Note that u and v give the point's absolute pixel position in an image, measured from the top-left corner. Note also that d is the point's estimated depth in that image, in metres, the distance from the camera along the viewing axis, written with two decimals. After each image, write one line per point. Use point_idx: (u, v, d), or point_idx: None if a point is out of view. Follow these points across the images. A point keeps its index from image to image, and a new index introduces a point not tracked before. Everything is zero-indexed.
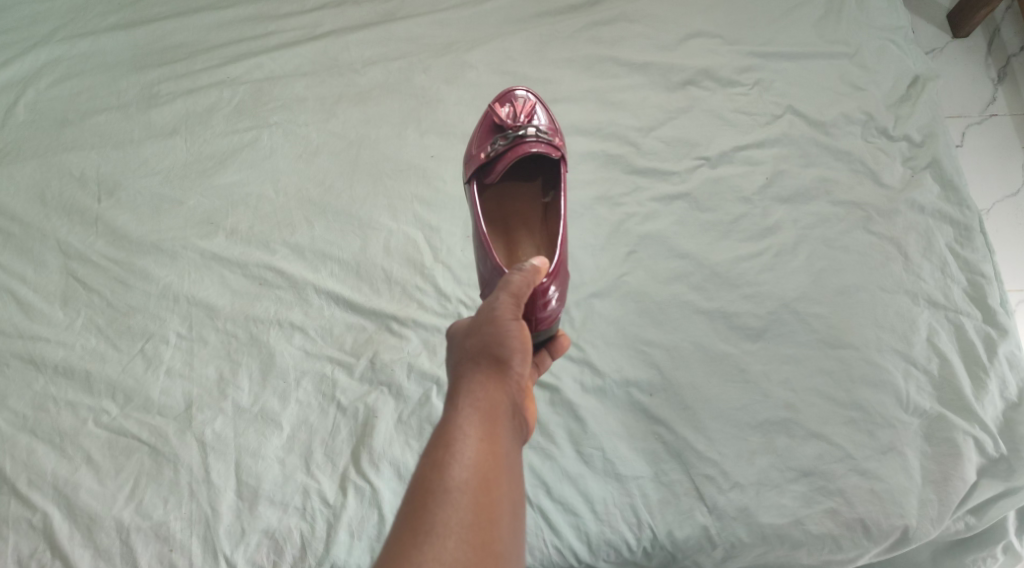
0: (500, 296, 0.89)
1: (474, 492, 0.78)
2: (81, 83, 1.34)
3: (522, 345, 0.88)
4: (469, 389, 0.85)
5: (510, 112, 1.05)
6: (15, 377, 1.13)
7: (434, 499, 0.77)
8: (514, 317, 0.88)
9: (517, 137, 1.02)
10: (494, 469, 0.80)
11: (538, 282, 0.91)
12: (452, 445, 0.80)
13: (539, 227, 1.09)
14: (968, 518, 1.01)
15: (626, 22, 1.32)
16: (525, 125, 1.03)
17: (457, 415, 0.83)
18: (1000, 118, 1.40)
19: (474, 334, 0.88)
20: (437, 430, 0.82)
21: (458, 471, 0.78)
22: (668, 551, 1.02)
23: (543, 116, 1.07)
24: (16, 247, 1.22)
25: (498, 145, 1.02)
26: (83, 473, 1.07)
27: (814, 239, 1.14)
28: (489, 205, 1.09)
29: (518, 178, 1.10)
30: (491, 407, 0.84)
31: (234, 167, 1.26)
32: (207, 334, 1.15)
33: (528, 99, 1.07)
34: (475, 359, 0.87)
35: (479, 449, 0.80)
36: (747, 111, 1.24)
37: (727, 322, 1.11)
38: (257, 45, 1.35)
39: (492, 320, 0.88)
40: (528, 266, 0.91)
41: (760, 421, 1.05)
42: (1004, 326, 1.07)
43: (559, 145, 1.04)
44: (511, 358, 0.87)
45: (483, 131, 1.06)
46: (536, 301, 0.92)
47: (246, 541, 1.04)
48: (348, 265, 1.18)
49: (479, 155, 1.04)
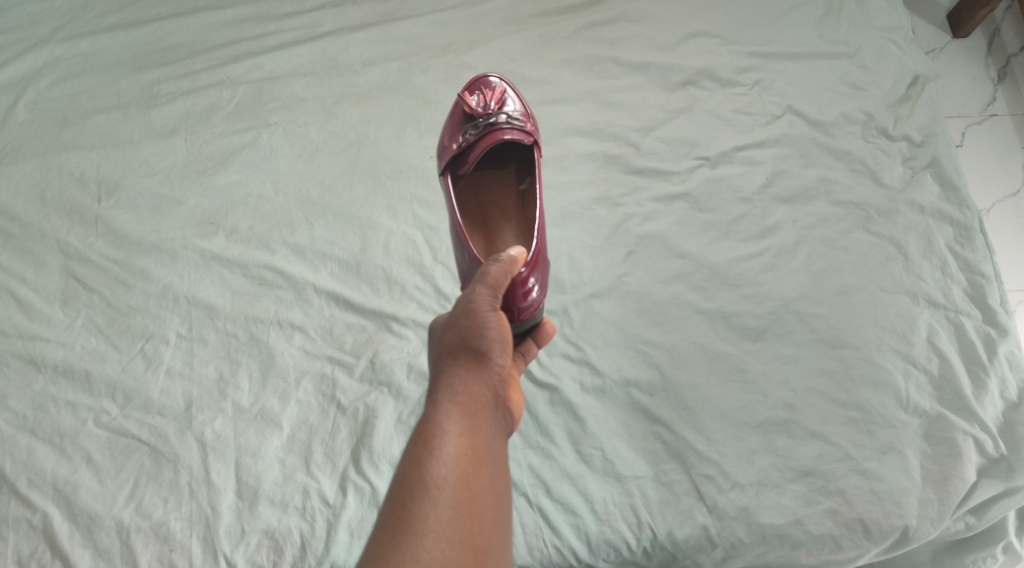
0: (478, 288, 0.89)
1: (454, 488, 0.78)
2: (82, 82, 1.34)
3: (501, 337, 0.88)
4: (449, 383, 0.85)
5: (479, 100, 1.06)
6: (15, 377, 1.13)
7: (413, 498, 0.77)
8: (492, 308, 0.88)
9: (488, 124, 1.02)
10: (474, 463, 0.80)
11: (517, 271, 0.91)
12: (431, 441, 0.80)
13: (517, 215, 1.08)
14: (968, 518, 1.02)
15: (626, 22, 1.32)
16: (496, 113, 1.03)
17: (436, 410, 0.83)
18: (1001, 118, 1.40)
19: (452, 327, 0.88)
20: (417, 428, 0.82)
21: (437, 468, 0.78)
22: (668, 551, 1.02)
23: (515, 101, 1.07)
24: (16, 247, 1.22)
25: (470, 134, 1.02)
26: (84, 473, 1.07)
27: (814, 239, 1.14)
28: (465, 196, 1.10)
29: (492, 168, 1.10)
30: (471, 401, 0.84)
31: (234, 167, 1.26)
32: (207, 334, 1.15)
33: (499, 85, 1.07)
34: (455, 353, 0.87)
35: (459, 444, 0.80)
36: (746, 111, 1.24)
37: (726, 322, 1.11)
38: (257, 45, 1.35)
39: (469, 312, 0.88)
40: (505, 256, 0.90)
41: (760, 421, 1.05)
42: (1005, 325, 1.07)
43: (533, 131, 1.04)
44: (490, 351, 0.87)
45: (454, 122, 1.06)
46: (516, 291, 0.92)
47: (246, 541, 1.04)
48: (348, 265, 1.18)
49: (452, 145, 1.04)
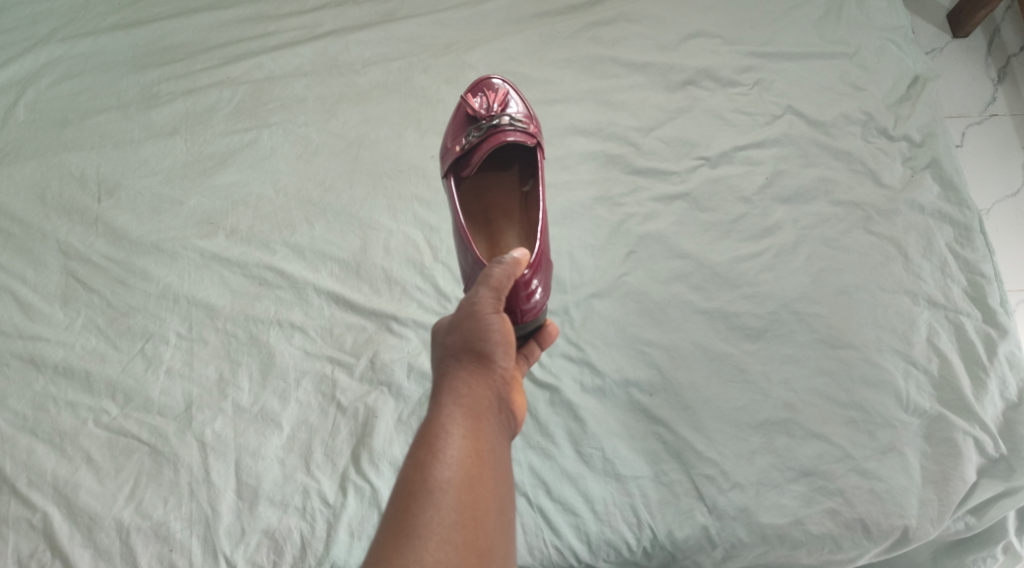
0: (481, 290, 0.89)
1: (457, 490, 0.78)
2: (82, 82, 1.34)
3: (504, 339, 0.88)
4: (452, 386, 0.85)
5: (482, 102, 1.05)
6: (15, 377, 1.13)
7: (417, 500, 0.77)
8: (495, 310, 0.88)
9: (492, 126, 1.02)
10: (477, 465, 0.80)
11: (520, 274, 0.91)
12: (434, 443, 0.80)
13: (520, 217, 1.09)
14: (968, 518, 1.02)
15: (626, 22, 1.32)
16: (499, 114, 1.03)
17: (440, 412, 0.83)
18: (1001, 118, 1.40)
19: (455, 329, 0.88)
20: (420, 430, 0.82)
21: (441, 470, 0.78)
22: (668, 551, 1.02)
23: (518, 103, 1.06)
24: (16, 247, 1.22)
25: (473, 136, 1.02)
26: (84, 473, 1.07)
27: (814, 239, 1.14)
28: (467, 197, 1.10)
29: (495, 170, 1.10)
30: (475, 403, 0.84)
31: (234, 167, 1.26)
32: (207, 333, 1.15)
33: (502, 87, 1.06)
34: (458, 356, 0.87)
35: (462, 446, 0.80)
36: (746, 111, 1.24)
37: (726, 321, 1.11)
38: (257, 45, 1.35)
39: (472, 315, 0.88)
40: (508, 258, 0.90)
41: (760, 421, 1.05)
42: (1005, 325, 1.07)
43: (535, 133, 1.04)
44: (493, 353, 0.87)
45: (457, 123, 1.06)
46: (519, 293, 0.92)
47: (246, 541, 1.04)
48: (348, 265, 1.18)
49: (454, 147, 1.04)
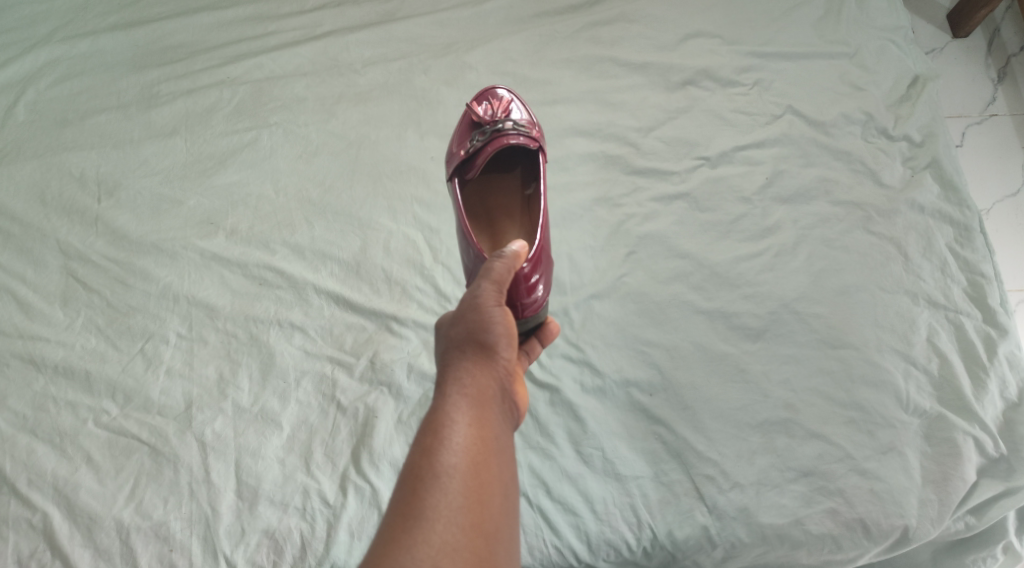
0: (483, 283, 0.89)
1: (463, 475, 0.78)
2: (83, 82, 1.34)
3: (507, 331, 0.88)
4: (456, 376, 0.85)
5: (487, 109, 1.05)
6: (15, 377, 1.13)
7: (423, 485, 0.77)
8: (497, 302, 0.88)
9: (495, 130, 1.02)
10: (483, 452, 0.80)
11: (520, 267, 0.91)
12: (440, 431, 0.80)
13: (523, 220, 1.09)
14: (968, 518, 1.01)
15: (626, 22, 1.32)
16: (503, 119, 1.03)
17: (445, 401, 0.83)
18: (1001, 118, 1.39)
19: (459, 321, 0.88)
20: (425, 418, 0.82)
21: (447, 456, 0.78)
22: (668, 551, 1.02)
23: (521, 109, 1.06)
24: (16, 247, 1.22)
25: (477, 140, 1.02)
26: (83, 473, 1.07)
27: (814, 239, 1.14)
28: (472, 201, 1.10)
29: (498, 174, 1.10)
30: (479, 392, 0.84)
31: (234, 167, 1.26)
32: (207, 334, 1.15)
33: (506, 94, 1.07)
34: (462, 346, 0.87)
35: (467, 433, 0.80)
36: (746, 111, 1.24)
37: (726, 321, 1.11)
38: (257, 46, 1.35)
39: (475, 307, 0.88)
40: (508, 251, 0.90)
41: (760, 421, 1.05)
42: (1004, 325, 1.07)
43: (538, 137, 1.04)
44: (496, 344, 0.87)
45: (462, 129, 1.06)
46: (519, 286, 0.93)
47: (246, 541, 1.04)
48: (348, 265, 1.18)
49: (459, 151, 1.04)
